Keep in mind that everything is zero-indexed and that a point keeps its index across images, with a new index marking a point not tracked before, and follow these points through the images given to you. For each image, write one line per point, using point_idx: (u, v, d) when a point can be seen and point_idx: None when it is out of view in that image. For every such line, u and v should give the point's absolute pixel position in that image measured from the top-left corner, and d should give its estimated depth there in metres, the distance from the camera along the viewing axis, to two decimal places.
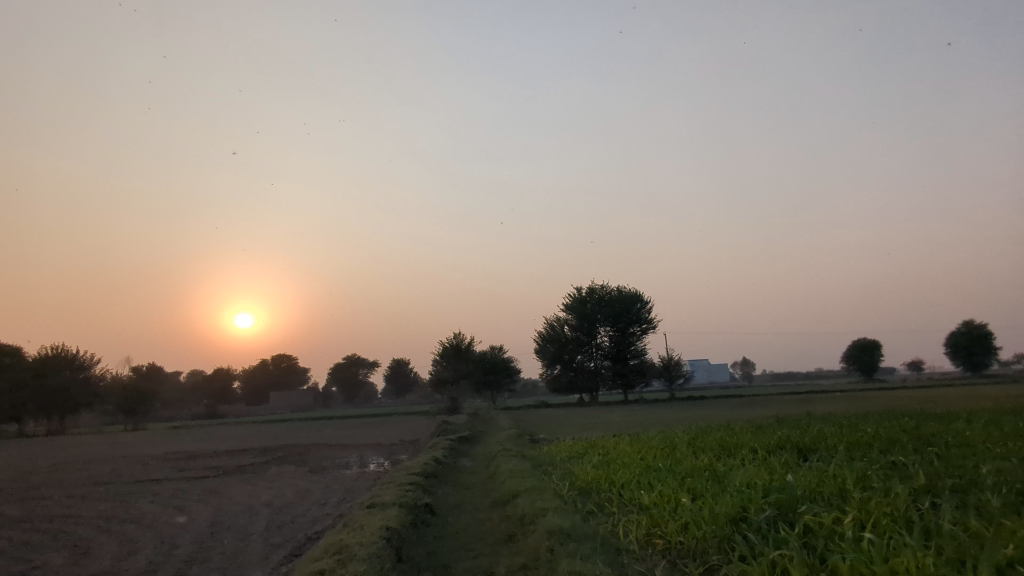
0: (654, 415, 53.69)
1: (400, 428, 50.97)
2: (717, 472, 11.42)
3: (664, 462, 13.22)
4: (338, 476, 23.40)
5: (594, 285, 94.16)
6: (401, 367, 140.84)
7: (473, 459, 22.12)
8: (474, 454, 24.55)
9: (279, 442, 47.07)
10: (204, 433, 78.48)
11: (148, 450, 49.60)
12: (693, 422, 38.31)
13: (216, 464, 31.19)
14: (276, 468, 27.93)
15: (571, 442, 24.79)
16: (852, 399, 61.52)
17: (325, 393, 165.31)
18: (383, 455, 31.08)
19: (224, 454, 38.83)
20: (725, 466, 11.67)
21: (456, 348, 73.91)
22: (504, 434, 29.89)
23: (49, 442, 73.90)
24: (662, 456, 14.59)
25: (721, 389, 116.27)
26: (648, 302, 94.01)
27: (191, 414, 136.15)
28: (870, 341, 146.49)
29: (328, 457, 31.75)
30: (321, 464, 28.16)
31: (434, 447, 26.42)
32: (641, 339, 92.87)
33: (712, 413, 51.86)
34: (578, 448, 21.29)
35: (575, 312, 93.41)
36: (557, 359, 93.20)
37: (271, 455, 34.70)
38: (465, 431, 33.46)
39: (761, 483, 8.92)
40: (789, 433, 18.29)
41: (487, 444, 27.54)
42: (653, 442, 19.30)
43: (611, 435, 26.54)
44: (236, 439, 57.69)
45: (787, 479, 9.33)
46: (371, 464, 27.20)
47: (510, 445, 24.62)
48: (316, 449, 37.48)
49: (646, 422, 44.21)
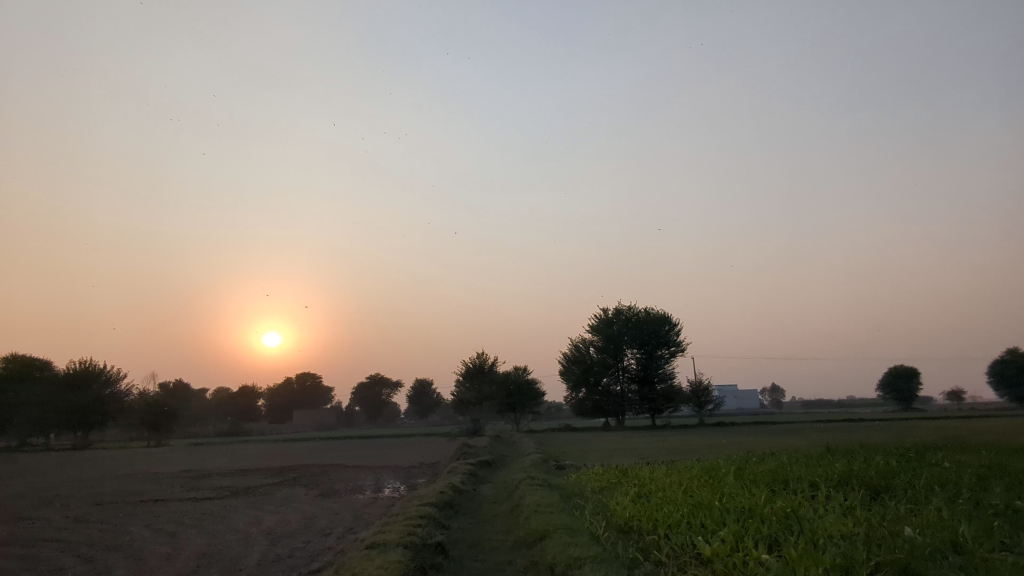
0: (685, 442, 51.28)
1: (419, 451, 49.28)
2: (783, 514, 9.61)
3: (714, 498, 11.44)
4: (349, 501, 21.88)
5: (621, 306, 92.06)
6: (424, 387, 139.24)
7: (495, 487, 20.48)
8: (494, 481, 22.81)
9: (295, 463, 45.67)
10: (224, 451, 77.53)
11: (165, 468, 48.66)
12: (728, 450, 36.16)
13: (226, 485, 29.93)
14: (287, 490, 26.49)
15: (600, 469, 23.00)
16: (893, 429, 58.34)
17: (348, 413, 164.56)
18: (398, 479, 29.48)
19: (238, 474, 37.68)
20: (791, 509, 9.86)
21: (479, 369, 72.06)
22: (528, 460, 28.12)
23: (71, 457, 73.63)
24: (710, 491, 12.78)
25: (752, 416, 112.35)
26: (676, 324, 91.51)
27: (215, 432, 136.25)
28: (909, 368, 141.17)
29: (343, 480, 30.22)
30: (334, 487, 26.68)
31: (453, 471, 24.81)
32: (669, 362, 90.21)
33: (747, 441, 49.27)
34: (610, 476, 19.55)
35: (601, 333, 91.25)
36: (583, 382, 90.87)
37: (285, 476, 33.39)
38: (486, 455, 31.75)
39: (856, 539, 7.10)
40: (848, 464, 16.46)
41: (509, 469, 25.83)
42: (693, 472, 17.54)
43: (643, 462, 24.73)
44: (253, 458, 56.53)
45: (886, 531, 7.50)
46: (386, 488, 25.63)
47: (534, 471, 22.87)
48: (331, 471, 35.97)
49: (676, 449, 41.99)
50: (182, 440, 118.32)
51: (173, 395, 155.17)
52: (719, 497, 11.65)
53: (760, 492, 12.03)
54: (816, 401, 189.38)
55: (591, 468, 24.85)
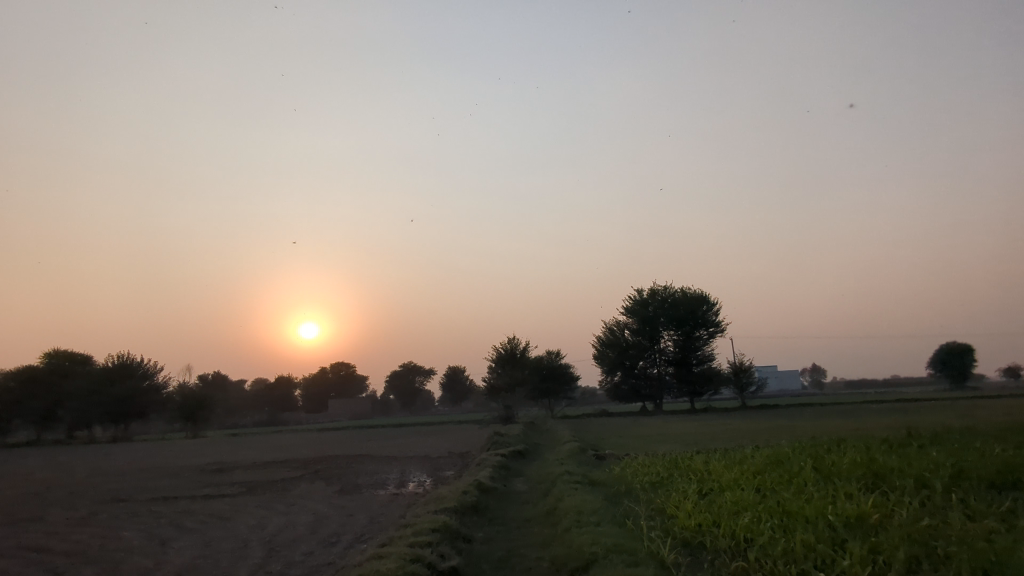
0: (728, 427, 48.45)
1: (451, 439, 47.48)
2: (911, 537, 7.19)
3: (807, 507, 9.03)
4: (370, 498, 19.86)
5: (655, 287, 88.91)
6: (456, 374, 137.94)
7: (531, 482, 18.32)
8: (527, 475, 20.68)
9: (324, 454, 44.20)
10: (258, 441, 77.01)
11: (195, 460, 47.77)
12: (781, 436, 33.42)
13: (245, 480, 28.37)
14: (306, 485, 24.69)
15: (645, 461, 20.73)
16: (954, 409, 54.66)
17: (382, 401, 164.79)
18: (426, 472, 27.55)
19: (262, 466, 36.33)
20: (921, 529, 7.44)
21: (511, 354, 69.77)
22: (565, 449, 25.94)
23: (109, 449, 73.93)
24: (795, 493, 10.39)
25: (796, 397, 108.31)
26: (715, 304, 88.02)
27: (252, 422, 137.34)
28: (961, 344, 134.87)
29: (368, 473, 28.47)
30: (357, 482, 24.78)
31: (483, 463, 22.71)
32: (708, 343, 86.91)
33: (797, 425, 46.21)
34: (660, 469, 17.21)
35: (636, 315, 88.30)
36: (618, 366, 88.16)
37: (308, 469, 31.82)
38: (519, 444, 29.58)
39: None
40: (949, 454, 14.00)
41: (543, 461, 23.69)
42: (759, 465, 15.13)
43: (693, 451, 22.49)
44: (283, 449, 55.38)
45: None
46: (411, 482, 23.79)
47: (573, 462, 20.71)
48: (357, 463, 34.21)
49: (722, 434, 39.39)
50: (220, 431, 119.19)
51: (211, 387, 156.80)
52: (811, 504, 9.25)
53: (861, 496, 9.61)
54: (860, 380, 183.62)
55: (636, 458, 22.62)
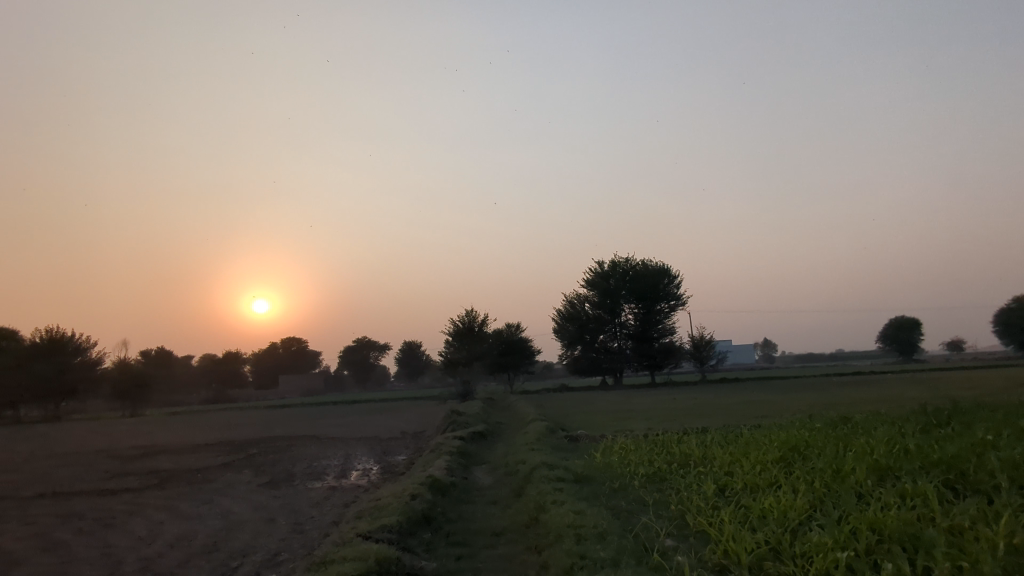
0: (695, 402, 46.56)
1: (403, 418, 44.29)
2: None
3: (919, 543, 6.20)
4: (304, 492, 16.57)
5: (617, 259, 86.58)
6: (412, 349, 134.26)
7: (496, 473, 15.32)
8: (492, 462, 17.78)
9: (264, 435, 40.52)
10: (198, 421, 72.17)
11: (121, 442, 43.38)
12: (758, 413, 31.35)
13: (162, 468, 24.60)
14: (229, 476, 21.10)
15: (628, 444, 18.05)
16: (915, 382, 54.36)
17: (336, 376, 160.14)
18: (373, 457, 24.30)
19: (190, 450, 32.57)
20: None
21: (467, 328, 66.44)
22: (532, 430, 23.14)
23: (31, 430, 68.02)
24: (875, 509, 7.62)
25: (752, 371, 108.82)
26: (676, 277, 86.42)
27: (198, 399, 131.07)
28: (909, 319, 138.52)
29: (307, 459, 25.06)
30: (291, 472, 21.35)
31: (439, 447, 19.76)
32: (669, 317, 85.40)
33: (764, 399, 44.64)
34: (652, 458, 14.44)
35: (597, 288, 86.04)
36: (579, 340, 86.06)
37: (240, 454, 28.31)
38: (478, 423, 26.61)
39: None
40: (1003, 439, 11.68)
41: (509, 444, 20.83)
42: (778, 457, 12.43)
43: (676, 433, 19.98)
44: (222, 430, 51.22)
45: None
46: (354, 471, 20.61)
47: (543, 446, 17.83)
48: (297, 447, 30.63)
49: (691, 411, 37.23)
50: (163, 409, 113.14)
51: (153, 363, 149.14)
52: (920, 534, 6.44)
53: (981, 523, 6.82)
54: (811, 355, 188.16)
55: (613, 440, 20.01)
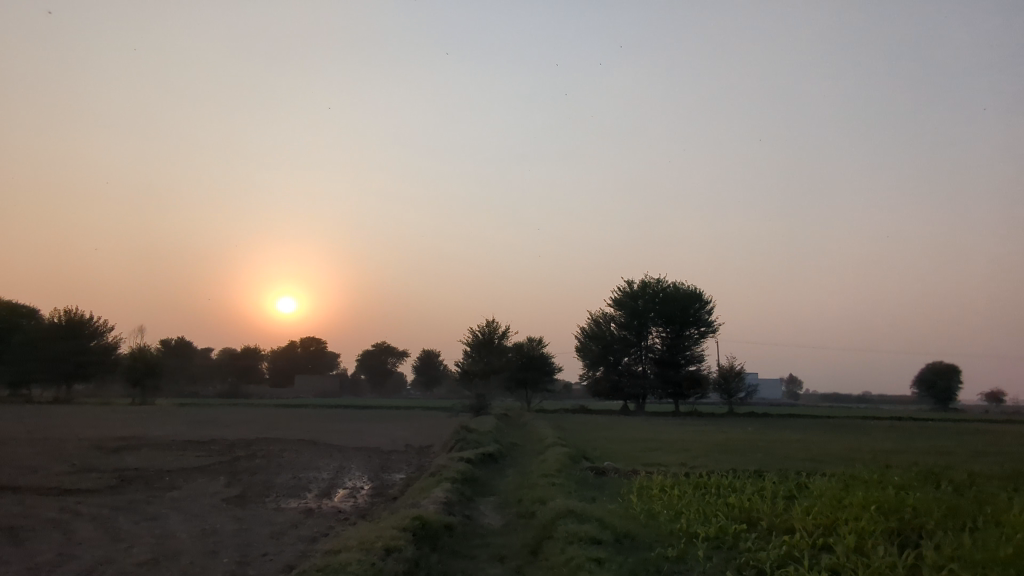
0: (726, 437, 42.81)
1: (412, 429, 41.37)
2: None
3: None
4: (273, 513, 13.75)
5: (648, 279, 83.07)
6: (430, 358, 131.45)
7: (506, 513, 12.35)
8: (501, 494, 14.85)
9: (262, 435, 37.95)
10: (204, 414, 70.12)
11: (116, 430, 41.19)
12: (803, 457, 27.86)
13: (131, 467, 21.99)
14: (199, 482, 18.39)
15: (666, 486, 14.99)
16: (967, 434, 49.85)
17: (352, 380, 158.14)
18: (368, 472, 21.47)
19: (177, 447, 30.13)
20: None
21: (487, 340, 62.92)
22: (551, 456, 20.13)
23: (36, 410, 66.53)
24: None
25: (781, 407, 103.92)
26: (708, 303, 82.56)
27: (211, 392, 129.70)
28: (949, 365, 132.19)
29: (296, 469, 22.31)
30: (270, 484, 18.58)
31: (441, 469, 16.90)
32: (698, 344, 81.43)
33: (803, 440, 40.71)
34: (706, 511, 11.39)
35: (624, 308, 82.64)
36: (602, 360, 82.52)
37: (225, 456, 25.76)
38: (489, 443, 23.64)
39: None
40: None
41: (524, 471, 17.88)
42: (885, 530, 9.30)
43: (722, 474, 16.86)
44: (223, 426, 48.84)
45: None
46: (341, 489, 17.79)
47: (566, 480, 14.79)
48: (290, 453, 27.87)
49: (724, 448, 33.65)
50: (176, 399, 111.95)
51: (172, 353, 148.72)
52: None
53: None
54: (839, 396, 181.44)
55: (646, 478, 16.94)
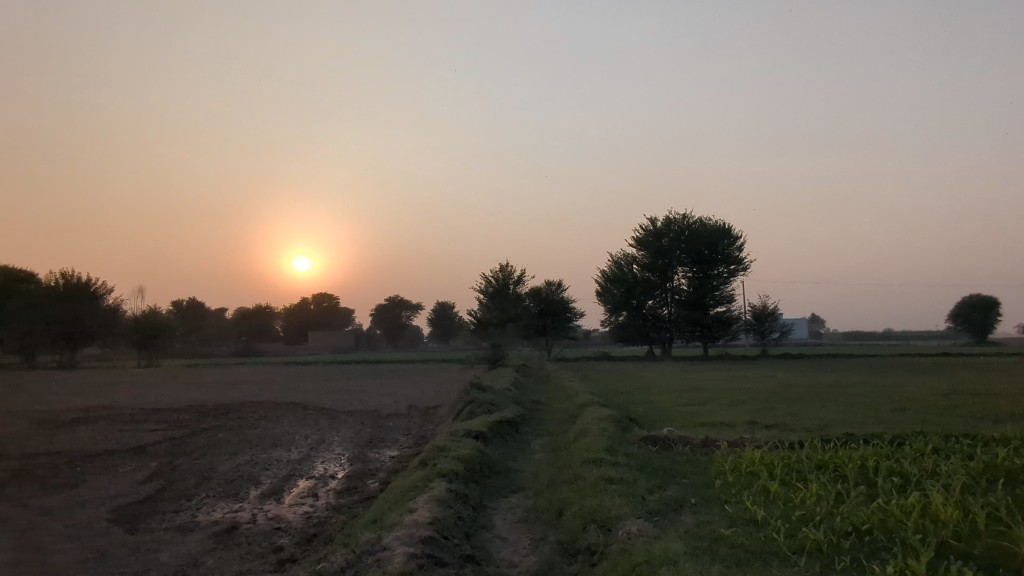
0: (779, 383, 37.54)
1: (420, 386, 36.66)
2: None
3: None
4: (168, 541, 8.66)
5: (672, 216, 76.77)
6: (446, 311, 126.69)
7: (541, 549, 7.20)
8: (526, 493, 9.80)
9: (249, 399, 33.10)
10: (207, 375, 65.92)
11: (92, 398, 36.70)
12: (893, 408, 22.59)
13: (49, 451, 17.11)
14: (114, 475, 13.49)
15: (782, 475, 9.81)
16: None
17: (367, 335, 154.37)
18: (351, 450, 16.50)
19: (136, 418, 25.39)
20: None
21: (501, 288, 57.32)
22: (590, 420, 15.00)
23: (29, 377, 62.47)
24: None
25: (814, 348, 98.52)
26: (738, 239, 76.23)
27: (222, 352, 125.96)
28: (987, 298, 125.50)
29: (261, 446, 17.39)
30: (211, 475, 13.58)
31: (438, 448, 11.81)
32: (727, 284, 75.62)
33: (865, 384, 35.27)
34: (914, 552, 6.19)
35: (648, 248, 76.65)
36: (624, 305, 77.14)
37: (181, 431, 20.93)
38: (505, 406, 18.50)
39: None
40: None
41: (559, 449, 12.83)
42: None
43: (846, 448, 11.68)
44: (217, 388, 44.27)
45: None
46: (301, 481, 12.77)
47: (630, 471, 9.59)
48: (267, 422, 23.02)
49: (784, 397, 28.33)
50: (187, 360, 108.66)
51: (183, 315, 145.10)
52: None
53: None
54: (866, 333, 175.49)
55: (738, 456, 11.76)
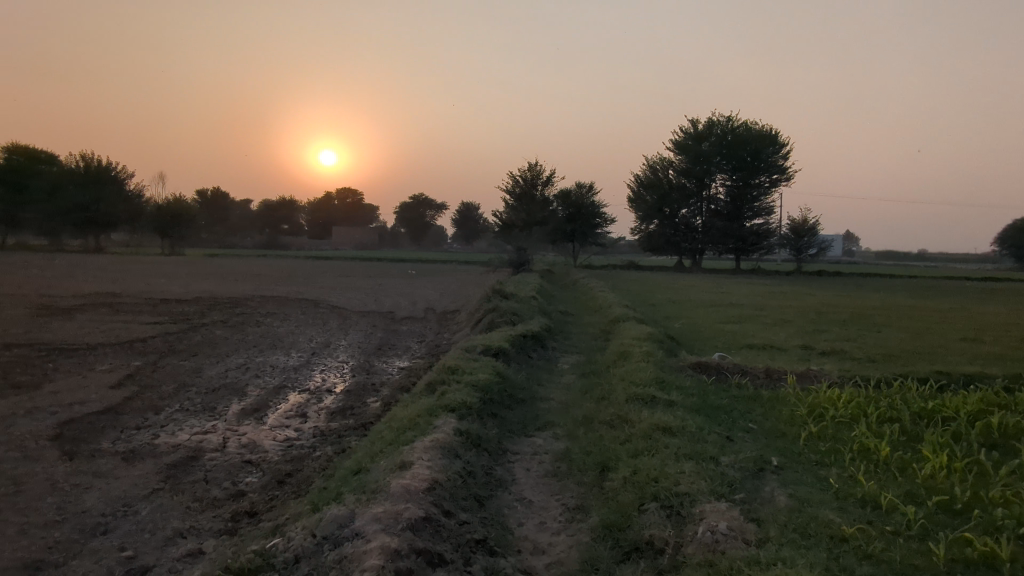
0: (823, 302, 34.95)
1: (440, 289, 34.93)
2: None
3: None
4: (107, 473, 6.91)
5: (715, 119, 71.61)
6: (470, 211, 124.06)
7: (579, 528, 5.26)
8: (556, 434, 7.81)
9: (261, 293, 31.70)
10: (227, 266, 65.02)
11: (105, 285, 35.67)
12: (963, 338, 20.12)
13: (30, 342, 15.61)
14: (83, 376, 11.86)
15: (885, 431, 7.65)
16: None
17: (391, 233, 152.99)
18: (356, 357, 14.71)
19: (138, 309, 24.02)
20: None
21: (527, 189, 54.35)
22: (629, 340, 12.89)
23: (51, 259, 62.11)
24: None
25: (850, 266, 94.50)
26: (784, 147, 71.10)
27: (247, 244, 125.73)
28: None
29: (259, 348, 15.74)
30: (193, 381, 11.92)
31: (450, 366, 9.82)
32: (768, 195, 71.38)
33: (918, 308, 32.57)
34: None
35: (686, 153, 72.25)
36: (656, 213, 73.81)
37: (179, 326, 19.40)
38: (529, 316, 16.50)
39: None
40: None
41: (592, 375, 10.81)
42: None
43: (950, 393, 9.44)
44: (233, 280, 43.07)
45: None
46: (291, 395, 11.02)
47: (691, 415, 7.51)
48: (273, 320, 21.47)
49: (832, 318, 25.93)
50: (211, 250, 108.62)
51: (208, 205, 144.25)
52: None
53: None
54: (902, 254, 169.33)
55: (816, 394, 9.59)
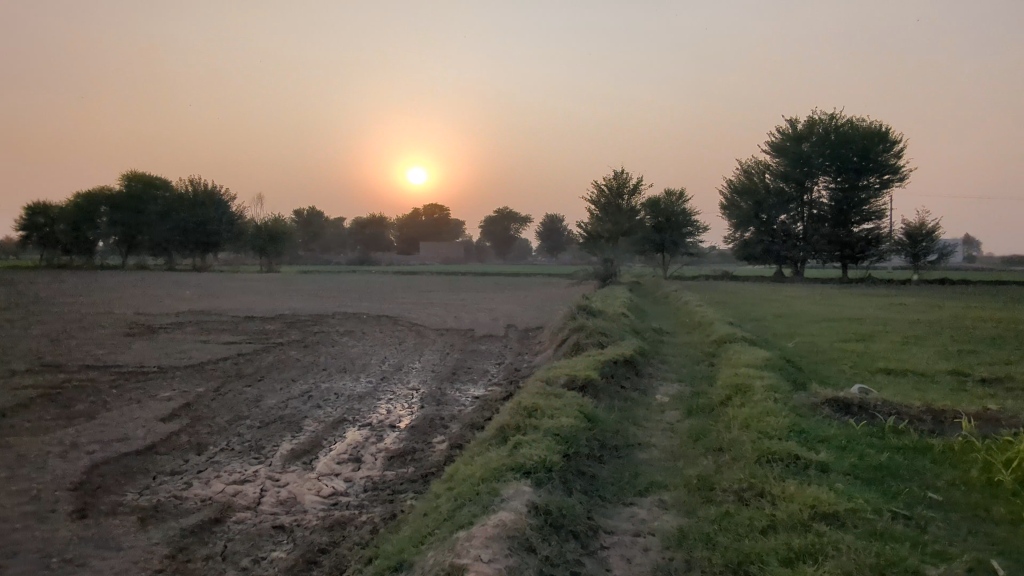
0: (958, 316, 30.47)
1: (523, 304, 33.43)
2: None
3: None
4: (111, 542, 5.70)
5: (817, 117, 66.58)
6: (554, 224, 122.70)
7: None
8: (665, 506, 5.89)
9: (344, 310, 31.40)
10: (318, 283, 66.55)
11: (200, 303, 36.66)
12: None
13: (107, 364, 15.35)
14: (138, 405, 11.07)
15: None
16: None
17: (477, 248, 153.76)
18: (428, 383, 13.31)
19: (221, 328, 23.97)
20: None
21: (613, 198, 51.79)
22: (743, 368, 10.72)
23: (161, 277, 65.90)
24: None
25: (977, 273, 84.99)
26: (897, 144, 64.88)
27: (339, 260, 129.94)
28: None
29: (327, 371, 14.68)
30: (249, 411, 10.87)
31: (527, 403, 8.09)
32: (878, 197, 65.34)
33: None
34: None
35: (784, 156, 67.65)
36: (752, 220, 69.45)
37: (254, 346, 18.82)
38: (620, 337, 14.61)
39: None
40: None
41: (704, 415, 8.74)
42: None
43: None
44: (320, 297, 43.48)
45: None
46: (348, 432, 9.67)
47: (858, 488, 5.42)
48: (348, 339, 20.63)
49: (977, 336, 22.14)
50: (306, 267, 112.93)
51: (304, 223, 150.65)
52: None
53: None
54: None
55: (1012, 446, 7.19)
